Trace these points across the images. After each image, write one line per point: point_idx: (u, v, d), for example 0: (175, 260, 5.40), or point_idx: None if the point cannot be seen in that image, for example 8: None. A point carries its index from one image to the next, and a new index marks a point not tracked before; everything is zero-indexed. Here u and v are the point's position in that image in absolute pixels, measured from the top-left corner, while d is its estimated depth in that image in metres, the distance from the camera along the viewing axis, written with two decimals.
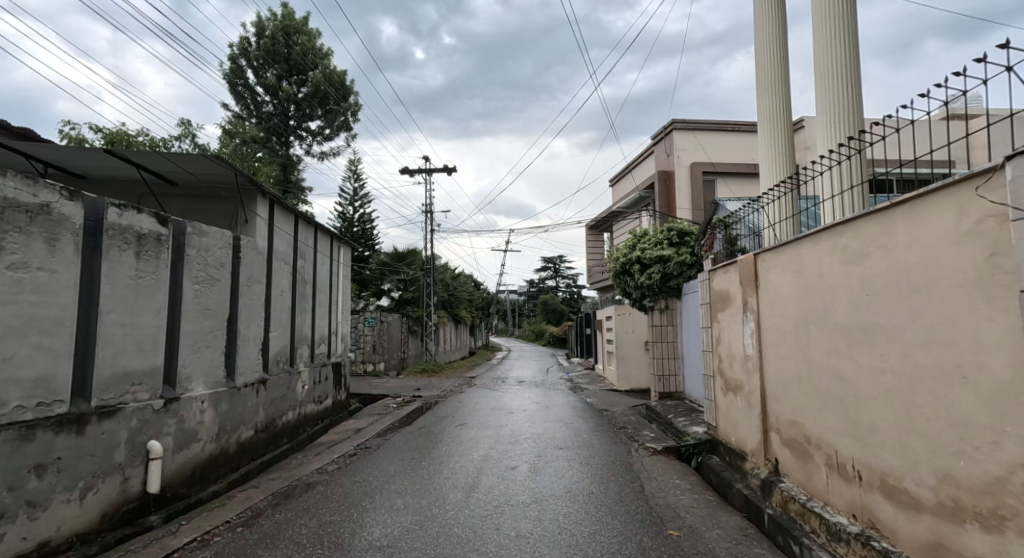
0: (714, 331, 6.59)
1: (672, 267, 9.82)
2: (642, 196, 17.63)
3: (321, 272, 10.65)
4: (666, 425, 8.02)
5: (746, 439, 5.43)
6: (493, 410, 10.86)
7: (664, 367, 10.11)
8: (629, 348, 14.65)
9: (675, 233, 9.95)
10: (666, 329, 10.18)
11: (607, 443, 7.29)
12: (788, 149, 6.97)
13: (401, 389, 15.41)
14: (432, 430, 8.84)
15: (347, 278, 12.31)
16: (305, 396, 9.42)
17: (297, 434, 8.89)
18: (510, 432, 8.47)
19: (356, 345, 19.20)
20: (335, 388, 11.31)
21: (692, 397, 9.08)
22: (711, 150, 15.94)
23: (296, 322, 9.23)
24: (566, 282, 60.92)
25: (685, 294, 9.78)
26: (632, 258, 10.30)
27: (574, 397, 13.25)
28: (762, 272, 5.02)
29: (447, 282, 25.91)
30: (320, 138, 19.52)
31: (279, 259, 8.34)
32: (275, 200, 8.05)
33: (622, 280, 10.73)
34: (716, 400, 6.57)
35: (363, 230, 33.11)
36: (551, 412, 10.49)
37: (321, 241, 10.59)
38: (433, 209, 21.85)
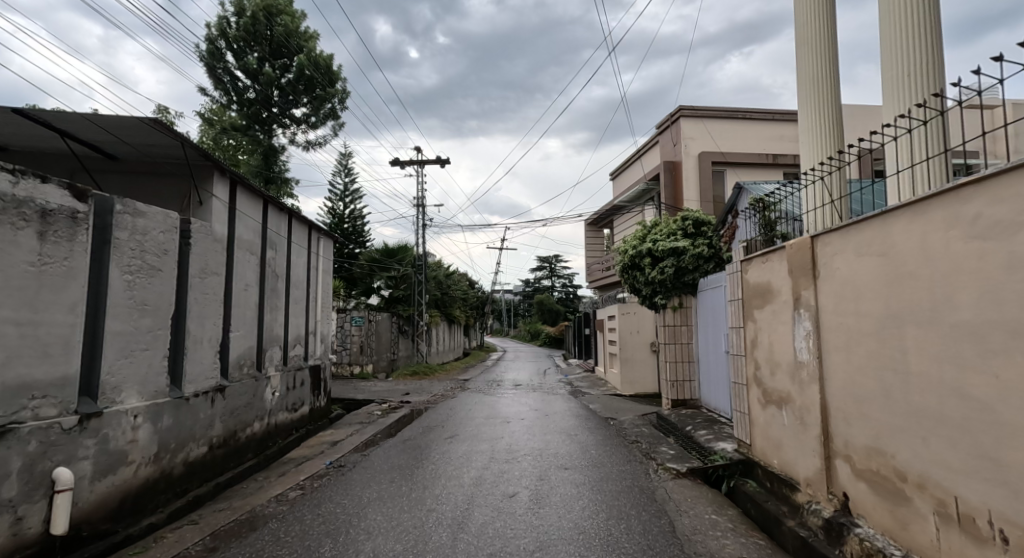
0: (748, 332, 5.59)
1: (686, 260, 8.82)
2: (646, 189, 16.65)
3: (297, 265, 9.59)
4: (685, 440, 7.02)
5: (797, 464, 4.46)
6: (488, 420, 9.80)
7: (677, 372, 9.12)
8: (633, 350, 13.68)
9: (690, 222, 8.98)
10: (680, 330, 9.18)
11: (620, 462, 6.26)
12: (836, 118, 5.86)
13: (389, 393, 14.35)
14: (417, 445, 7.76)
15: (326, 274, 11.23)
16: (275, 404, 8.38)
17: (265, 448, 7.86)
18: (506, 446, 7.44)
19: (342, 346, 18.13)
20: (313, 394, 10.28)
21: (711, 406, 8.11)
22: (721, 139, 14.98)
23: (265, 321, 8.19)
24: (562, 281, 59.91)
25: (702, 291, 8.79)
26: (641, 250, 9.37)
27: (574, 402, 12.23)
28: (824, 259, 4.03)
29: (440, 280, 24.85)
30: (305, 127, 18.42)
31: (242, 248, 7.27)
32: (237, 180, 6.99)
33: (631, 275, 9.76)
34: (750, 414, 5.58)
35: (354, 227, 32.03)
36: (552, 422, 9.46)
37: (296, 231, 9.52)
38: (425, 202, 20.77)
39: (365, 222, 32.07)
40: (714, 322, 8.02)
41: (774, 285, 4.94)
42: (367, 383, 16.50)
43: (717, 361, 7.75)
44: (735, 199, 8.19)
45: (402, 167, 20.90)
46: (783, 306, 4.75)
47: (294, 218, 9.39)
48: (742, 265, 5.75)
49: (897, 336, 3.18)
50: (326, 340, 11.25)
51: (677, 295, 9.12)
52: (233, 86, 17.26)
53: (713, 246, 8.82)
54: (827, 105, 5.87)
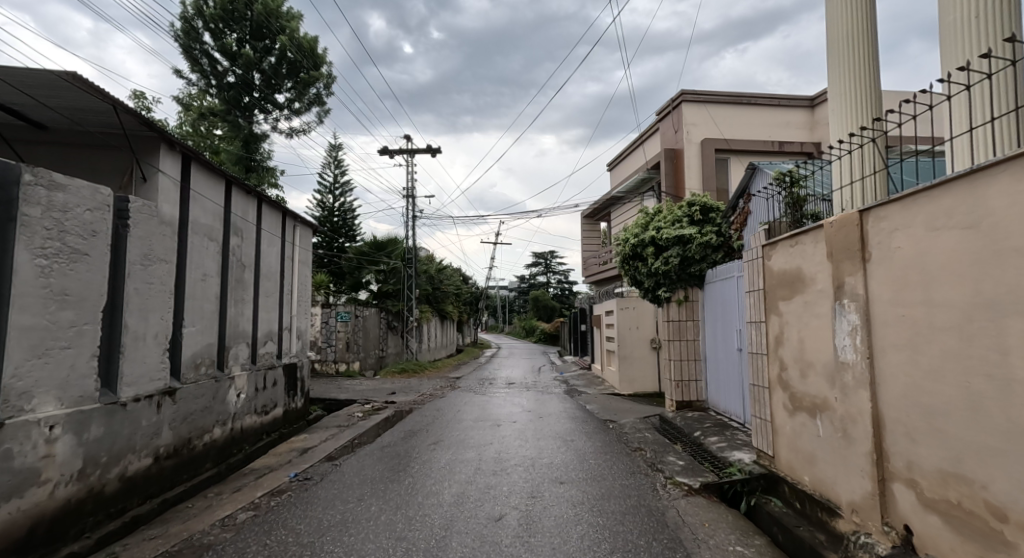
0: (771, 327, 4.85)
1: (693, 250, 8.09)
2: (646, 178, 15.89)
3: (268, 255, 8.80)
4: (694, 448, 6.30)
5: (836, 485, 3.74)
6: (478, 423, 9.03)
7: (682, 371, 8.38)
8: (632, 348, 12.98)
9: (697, 208, 8.23)
10: (685, 326, 8.46)
11: (623, 475, 5.51)
12: (873, 80, 5.10)
13: (374, 393, 13.56)
14: (396, 454, 6.98)
15: (303, 266, 10.46)
16: (241, 407, 7.61)
17: (227, 457, 7.10)
18: (495, 455, 6.68)
19: (327, 343, 17.30)
20: (287, 395, 9.49)
21: (722, 409, 7.40)
22: (724, 125, 14.24)
23: (230, 315, 7.41)
24: (558, 277, 59.11)
25: (710, 283, 8.05)
26: (643, 240, 8.62)
27: (570, 403, 11.49)
28: (878, 237, 3.29)
29: (431, 275, 24.04)
30: (289, 113, 17.66)
31: (199, 233, 6.49)
32: (190, 155, 6.20)
33: (632, 266, 9.04)
34: (772, 421, 4.86)
35: (344, 220, 31.16)
36: (547, 425, 8.73)
37: (267, 217, 8.72)
38: (414, 193, 19.94)
39: (355, 215, 31.22)
40: (726, 316, 7.30)
41: (807, 271, 4.20)
42: (353, 381, 15.73)
43: (730, 361, 7.04)
44: (747, 181, 7.45)
45: (391, 156, 20.09)
46: (819, 296, 4.01)
47: (265, 202, 8.59)
48: (764, 251, 5.00)
49: (997, 330, 2.45)
50: (302, 336, 10.47)
51: (683, 288, 8.40)
52: (212, 69, 16.44)
53: (722, 234, 8.10)
54: (863, 64, 5.09)
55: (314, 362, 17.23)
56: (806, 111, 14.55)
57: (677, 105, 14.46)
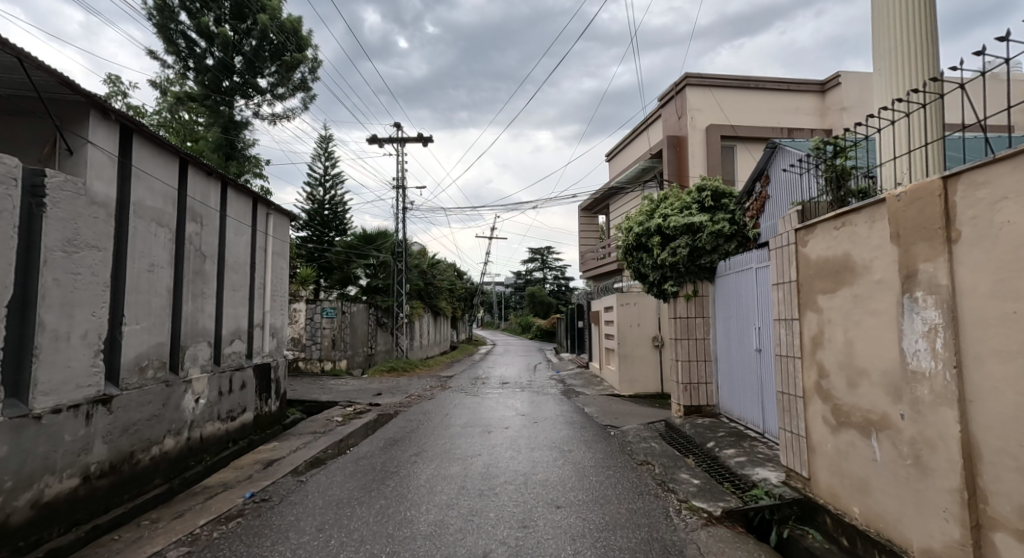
0: (807, 325, 4.08)
1: (704, 239, 7.34)
2: (647, 167, 15.13)
3: (235, 245, 8.00)
4: (709, 462, 5.54)
5: (902, 523, 2.98)
6: (468, 430, 8.23)
7: (691, 374, 7.63)
8: (633, 346, 12.26)
9: (708, 193, 7.49)
10: (694, 323, 7.65)
11: (628, 498, 4.74)
12: (927, 35, 4.37)
13: (359, 393, 12.76)
14: (371, 467, 6.16)
15: (277, 258, 9.66)
16: (200, 414, 6.82)
17: (181, 470, 6.32)
18: (482, 470, 5.87)
19: (312, 340, 16.47)
20: (258, 398, 8.70)
21: (738, 416, 6.66)
22: (730, 111, 13.48)
23: (186, 311, 6.61)
24: (554, 273, 58.27)
25: (722, 276, 7.30)
26: (648, 229, 7.88)
27: (567, 405, 10.74)
28: (975, 209, 2.53)
29: (423, 270, 23.26)
30: (272, 98, 16.93)
31: (145, 216, 5.70)
32: (132, 127, 5.43)
33: (635, 257, 8.29)
34: (807, 437, 4.09)
35: (334, 214, 30.30)
36: (543, 433, 7.94)
37: (233, 203, 7.89)
38: (404, 184, 19.11)
39: (346, 208, 30.33)
40: (743, 313, 6.54)
41: (860, 257, 3.44)
42: (338, 381, 14.97)
43: (750, 363, 6.29)
44: (765, 162, 6.70)
45: (381, 144, 19.27)
46: (877, 287, 3.26)
47: (232, 186, 7.79)
48: (798, 235, 4.23)
49: None
50: (277, 334, 9.69)
51: (691, 282, 7.64)
52: (189, 50, 15.62)
53: (736, 222, 7.35)
54: (916, 15, 4.36)
55: (298, 360, 16.43)
56: (817, 97, 13.78)
57: (680, 89, 13.70)
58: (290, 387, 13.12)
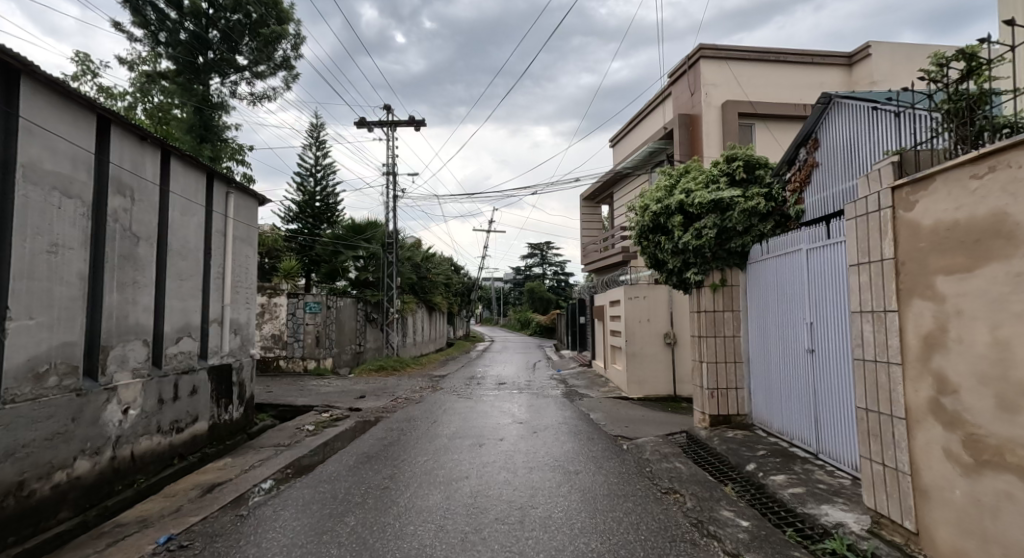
0: (912, 319, 2.91)
1: (736, 219, 6.20)
2: (656, 149, 13.96)
3: (183, 227, 6.83)
4: (754, 493, 4.36)
5: None
6: (456, 442, 7.05)
7: (719, 378, 6.46)
8: (641, 344, 11.16)
9: (739, 164, 6.32)
10: (721, 318, 6.48)
11: (658, 550, 3.56)
12: None
13: (341, 396, 11.60)
14: (332, 495, 5.00)
15: (239, 244, 8.47)
16: (131, 427, 5.67)
17: (100, 498, 5.16)
18: (468, 500, 4.71)
19: (294, 337, 15.32)
20: (214, 404, 7.53)
21: (779, 430, 5.54)
22: (749, 86, 12.30)
23: (110, 303, 5.45)
24: (553, 269, 56.94)
25: (757, 262, 6.15)
26: (667, 208, 6.70)
27: (570, 410, 9.60)
28: None
29: (416, 263, 22.08)
30: (251, 76, 15.90)
31: (40, 183, 4.55)
32: (16, 66, 4.32)
33: (650, 241, 7.12)
34: (914, 474, 2.91)
35: (325, 205, 29.06)
36: (544, 447, 6.74)
37: (180, 177, 6.73)
38: (394, 170, 17.93)
39: (338, 200, 29.12)
40: (784, 306, 5.46)
41: None
42: (321, 381, 13.82)
43: (796, 366, 5.20)
44: (815, 123, 5.51)
45: (369, 128, 18.04)
46: None
47: (176, 157, 6.63)
48: (896, 194, 3.05)
49: None
50: (241, 331, 8.53)
51: (719, 269, 6.50)
52: (160, 22, 14.35)
53: (773, 197, 6.21)
54: None
55: (279, 359, 15.28)
56: (844, 71, 12.58)
57: (693, 62, 12.49)
58: (266, 389, 11.98)
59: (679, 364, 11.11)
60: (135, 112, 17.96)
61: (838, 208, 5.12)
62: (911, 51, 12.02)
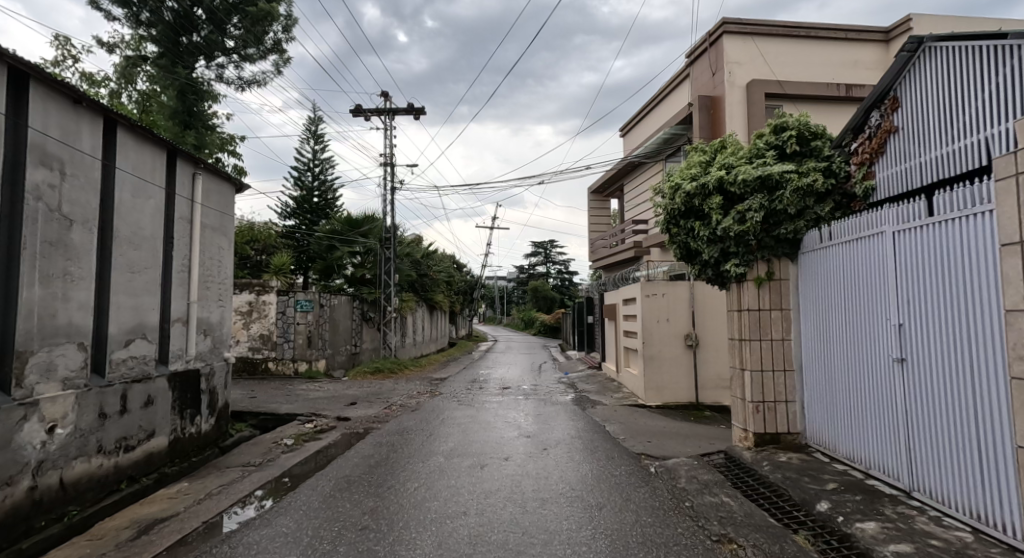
0: None
1: (787, 200, 5.20)
2: (672, 135, 12.93)
3: (136, 211, 5.85)
4: (839, 548, 3.36)
5: None
6: (454, 463, 6.03)
7: (766, 390, 5.44)
8: (660, 346, 10.19)
9: (791, 134, 5.30)
10: (769, 318, 5.47)
11: None
12: None
13: (330, 402, 10.61)
14: (295, 539, 4.01)
15: (209, 233, 7.48)
16: (60, 450, 4.70)
17: (14, 540, 4.19)
18: (466, 549, 3.72)
19: (283, 337, 14.36)
20: (177, 416, 6.55)
21: (847, 456, 4.54)
22: (777, 65, 11.28)
23: (29, 299, 4.47)
24: (557, 267, 55.83)
25: (813, 253, 5.15)
26: (702, 188, 5.70)
27: (583, 421, 8.58)
28: None
29: (416, 260, 21.09)
30: (239, 59, 14.96)
31: None
32: None
33: (680, 228, 6.10)
34: None
35: (323, 201, 28.11)
36: (558, 470, 5.71)
37: (131, 152, 5.74)
38: (391, 159, 16.94)
39: (336, 194, 28.17)
40: (855, 304, 4.46)
41: None
42: (311, 385, 12.85)
43: (874, 378, 4.18)
44: (895, 77, 4.47)
45: (366, 117, 17.04)
46: None
47: (125, 128, 5.64)
48: None
49: None
50: (212, 332, 7.54)
51: (764, 260, 5.48)
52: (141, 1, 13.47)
53: (833, 171, 5.12)
54: None
55: (268, 361, 14.31)
56: (879, 47, 11.55)
57: (715, 39, 11.45)
58: (249, 394, 11.00)
59: (702, 368, 10.13)
60: (118, 99, 17.02)
61: (954, 173, 3.97)
62: (956, 24, 10.97)
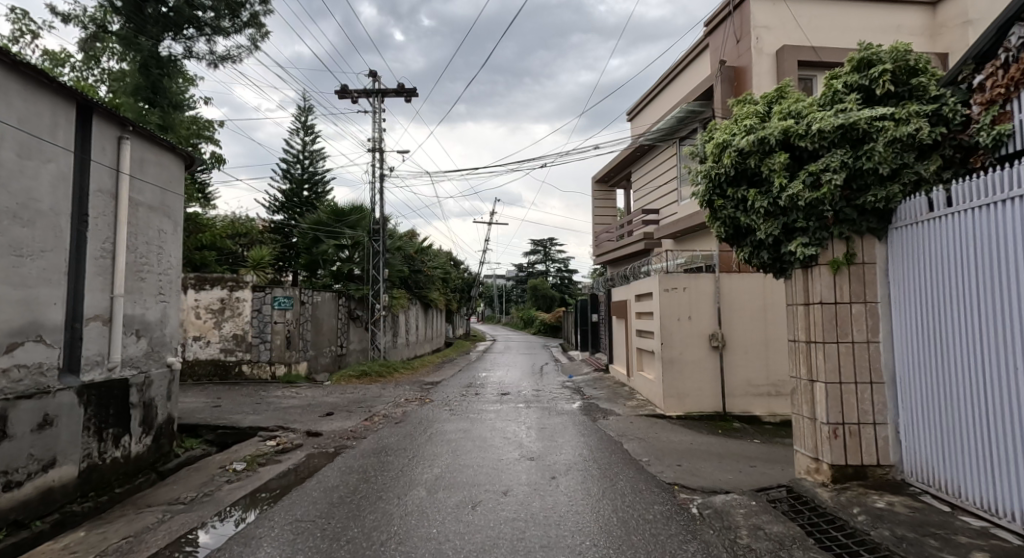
0: None
1: (880, 156, 3.90)
2: (689, 112, 11.61)
3: (24, 177, 4.51)
4: None
5: None
6: (438, 500, 4.71)
7: (847, 410, 4.13)
8: (680, 348, 8.90)
9: (883, 68, 4.00)
10: (850, 315, 4.18)
11: None
12: None
13: (305, 413, 9.29)
14: None
15: (143, 213, 6.13)
16: None
17: None
18: None
19: (259, 338, 13.08)
20: (94, 438, 5.23)
21: (976, 504, 3.38)
22: (811, 30, 9.98)
23: None
24: (557, 266, 54.34)
25: (906, 233, 3.95)
26: (761, 144, 4.41)
27: (596, 436, 7.29)
28: None
29: (408, 255, 19.77)
30: (211, 32, 13.43)
31: None
32: None
33: (725, 202, 4.80)
34: None
35: (312, 194, 26.74)
36: (572, 513, 4.36)
37: (16, 98, 4.41)
38: (380, 145, 15.58)
39: (326, 187, 26.80)
40: (988, 299, 3.33)
41: None
42: (287, 391, 11.50)
43: (1016, 388, 3.15)
44: None
45: (352, 98, 15.65)
46: None
47: (1, 65, 4.30)
48: None
49: None
50: (148, 333, 6.20)
51: (843, 238, 4.19)
52: None
53: (945, 117, 3.82)
54: None
55: (243, 364, 13.02)
56: (925, 10, 10.23)
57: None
58: (213, 403, 9.67)
59: (729, 373, 8.83)
60: (84, 78, 15.66)
61: None
62: None
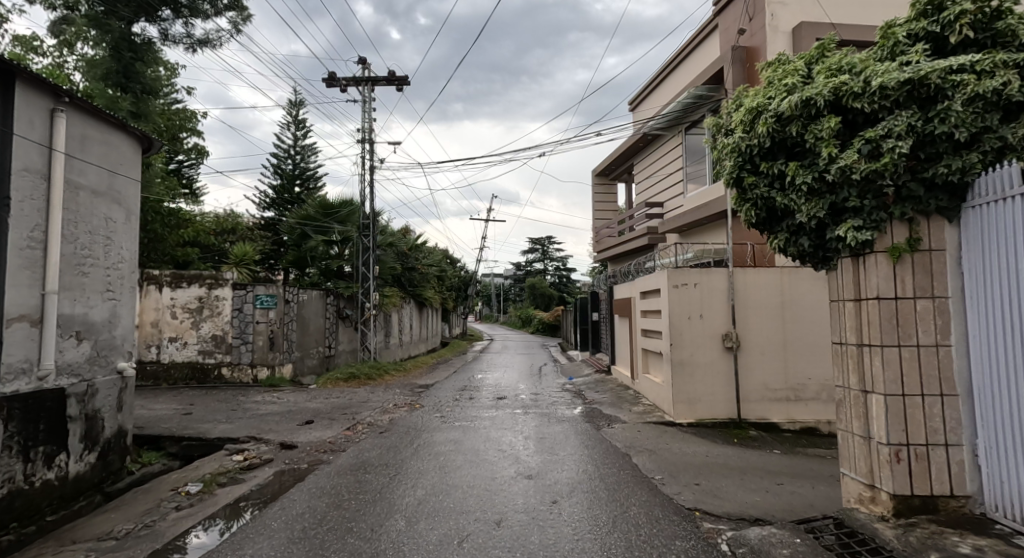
0: None
1: (957, 117, 3.16)
2: (697, 97, 10.86)
3: None
4: None
5: None
6: (417, 533, 3.97)
7: (913, 428, 3.40)
8: (691, 349, 8.17)
9: (960, 9, 3.27)
10: (915, 313, 3.44)
11: None
12: None
13: (283, 421, 8.53)
14: None
15: (86, 199, 5.37)
16: None
17: None
18: None
19: (240, 338, 12.32)
20: (17, 459, 4.47)
21: None
22: (829, 6, 9.25)
23: None
24: (556, 264, 53.45)
25: (987, 214, 3.19)
26: (804, 108, 3.67)
27: (599, 447, 6.57)
28: None
29: (401, 251, 19.00)
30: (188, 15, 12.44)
31: None
32: None
33: (758, 180, 4.05)
34: None
35: (304, 190, 25.97)
36: (576, 552, 3.61)
37: None
38: (369, 135, 14.80)
39: (318, 183, 26.03)
40: None
41: None
42: (268, 396, 10.74)
43: None
44: None
45: (340, 86, 14.87)
46: None
47: None
48: None
49: None
50: (92, 335, 5.44)
51: (905, 220, 3.46)
52: None
53: None
54: None
55: (222, 367, 12.27)
56: None
57: None
58: (184, 410, 8.92)
59: (745, 377, 8.10)
60: (58, 65, 14.84)
61: None
62: None
